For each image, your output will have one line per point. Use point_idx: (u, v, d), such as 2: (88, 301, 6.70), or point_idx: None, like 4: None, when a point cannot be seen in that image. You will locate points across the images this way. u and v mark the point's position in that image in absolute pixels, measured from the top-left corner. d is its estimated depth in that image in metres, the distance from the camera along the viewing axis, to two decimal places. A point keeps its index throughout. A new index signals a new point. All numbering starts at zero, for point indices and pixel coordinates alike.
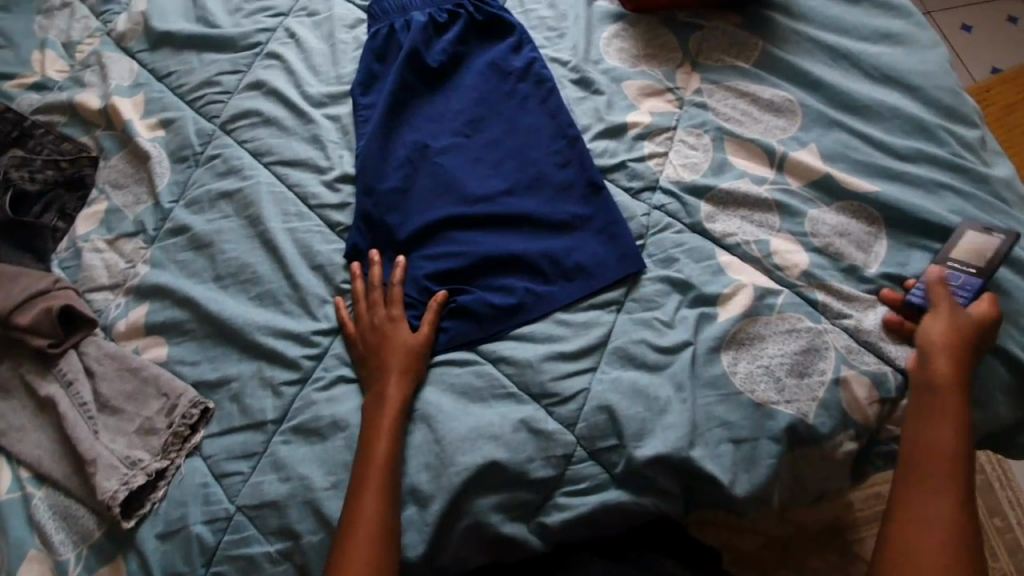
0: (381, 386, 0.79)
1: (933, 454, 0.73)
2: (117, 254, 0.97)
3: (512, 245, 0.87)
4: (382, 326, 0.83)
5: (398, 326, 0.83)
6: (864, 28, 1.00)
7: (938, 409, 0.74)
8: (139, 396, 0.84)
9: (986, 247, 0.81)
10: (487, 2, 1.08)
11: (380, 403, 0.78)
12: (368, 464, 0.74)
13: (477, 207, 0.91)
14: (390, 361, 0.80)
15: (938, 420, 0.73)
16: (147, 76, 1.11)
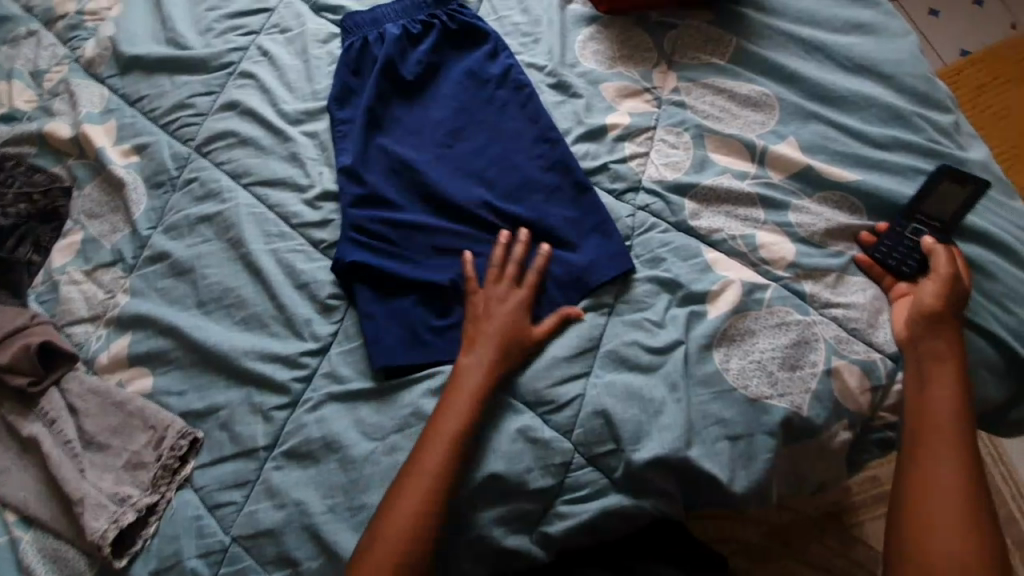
0: (475, 364, 0.77)
1: (931, 448, 0.74)
2: (96, 285, 0.95)
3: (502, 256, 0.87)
4: (489, 304, 0.81)
5: (512, 310, 0.80)
6: (834, 19, 1.01)
7: (928, 398, 0.75)
8: (125, 430, 0.82)
9: (944, 205, 0.85)
10: (460, 11, 1.07)
11: (471, 381, 0.77)
12: (433, 438, 0.73)
13: (461, 221, 0.90)
14: (493, 342, 0.78)
15: (931, 412, 0.75)
16: (118, 101, 1.09)
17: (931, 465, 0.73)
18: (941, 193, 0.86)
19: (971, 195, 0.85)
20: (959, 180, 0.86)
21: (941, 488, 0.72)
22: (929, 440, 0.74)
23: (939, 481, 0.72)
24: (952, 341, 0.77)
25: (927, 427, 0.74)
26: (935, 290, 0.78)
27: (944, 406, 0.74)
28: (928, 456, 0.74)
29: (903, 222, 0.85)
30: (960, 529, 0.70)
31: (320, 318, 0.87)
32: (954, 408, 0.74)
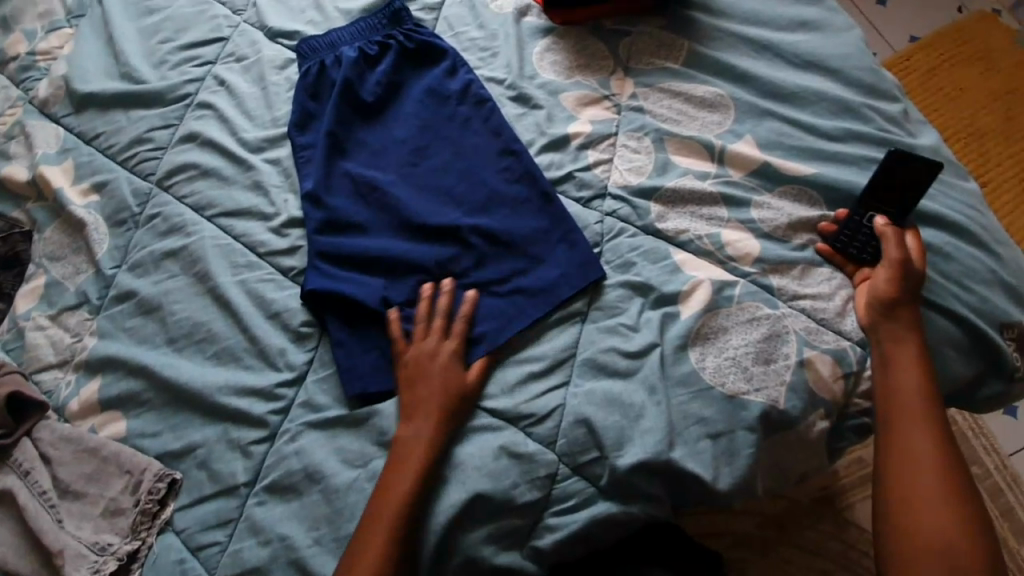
0: (417, 423, 0.76)
1: (904, 437, 0.77)
2: (61, 329, 0.93)
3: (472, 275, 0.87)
4: (420, 360, 0.80)
5: (445, 361, 0.79)
6: (781, 18, 1.04)
7: (897, 388, 0.77)
8: (100, 477, 0.80)
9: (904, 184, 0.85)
10: (416, 30, 1.08)
11: (417, 438, 0.76)
12: (393, 488, 0.73)
13: (430, 242, 0.90)
14: (430, 397, 0.77)
15: (900, 402, 0.77)
16: (75, 140, 1.07)
17: (905, 453, 0.76)
18: (902, 172, 0.85)
19: (925, 175, 0.84)
20: (908, 161, 0.85)
21: (919, 475, 0.75)
22: (900, 429, 0.77)
23: (916, 467, 0.75)
24: (912, 326, 0.79)
25: (899, 417, 0.77)
26: (888, 275, 0.81)
27: (911, 393, 0.77)
28: (902, 445, 0.77)
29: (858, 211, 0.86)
30: (942, 511, 0.73)
31: (294, 347, 0.86)
32: (921, 394, 0.77)
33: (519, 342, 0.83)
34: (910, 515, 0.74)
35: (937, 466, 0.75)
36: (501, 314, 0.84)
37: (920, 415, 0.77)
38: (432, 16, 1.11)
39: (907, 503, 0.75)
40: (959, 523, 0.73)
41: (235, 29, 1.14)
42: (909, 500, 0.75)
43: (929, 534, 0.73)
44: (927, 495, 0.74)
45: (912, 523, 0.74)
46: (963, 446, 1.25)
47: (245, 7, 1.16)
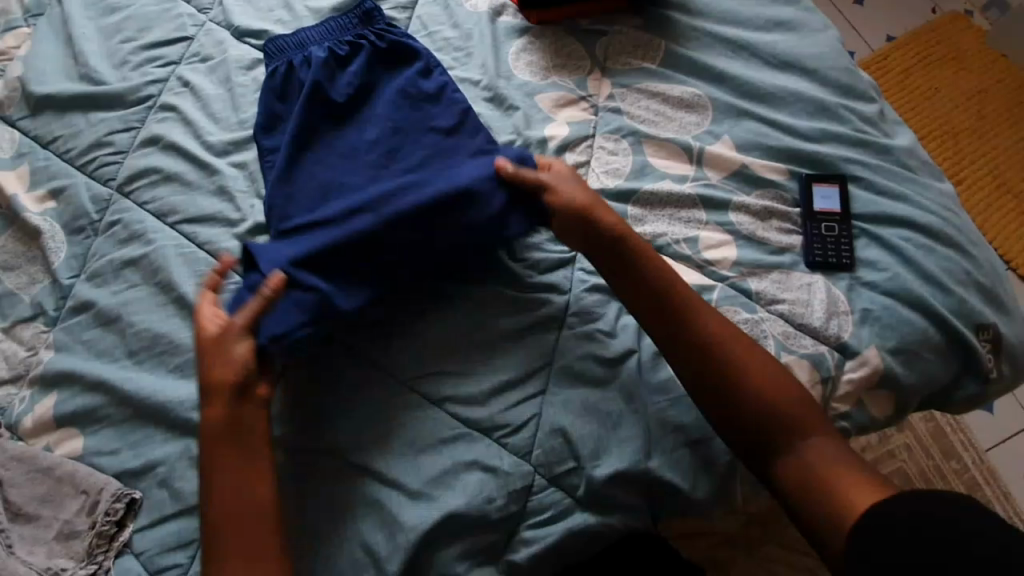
0: (228, 457, 0.68)
1: (711, 323, 0.75)
2: (16, 342, 0.88)
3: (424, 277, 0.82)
4: (212, 452, 0.68)
5: (234, 422, 0.69)
6: (758, 18, 1.04)
7: (626, 295, 0.78)
8: (55, 498, 0.76)
9: (837, 197, 0.88)
10: (388, 30, 1.03)
11: (224, 500, 0.66)
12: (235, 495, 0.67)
13: (372, 218, 0.78)
14: (228, 465, 0.68)
15: (694, 300, 0.76)
16: (29, 143, 1.03)
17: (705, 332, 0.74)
18: (841, 187, 0.89)
19: (843, 193, 0.88)
20: (825, 184, 0.89)
21: (729, 353, 0.73)
22: (701, 314, 0.75)
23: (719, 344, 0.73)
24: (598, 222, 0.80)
25: (699, 308, 0.76)
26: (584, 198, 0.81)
27: (676, 280, 0.77)
28: (702, 327, 0.74)
29: (814, 225, 0.86)
30: (762, 382, 0.72)
31: None
32: (659, 285, 0.76)
33: (490, 351, 0.80)
34: (726, 401, 0.72)
35: (750, 348, 0.74)
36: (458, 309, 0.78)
37: (652, 302, 0.76)
38: (405, 14, 1.08)
39: (725, 391, 0.72)
40: (775, 374, 0.73)
41: (200, 28, 1.10)
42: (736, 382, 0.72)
43: (757, 415, 0.71)
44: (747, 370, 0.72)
45: (733, 409, 0.72)
46: (942, 441, 1.25)
47: (211, 5, 1.12)
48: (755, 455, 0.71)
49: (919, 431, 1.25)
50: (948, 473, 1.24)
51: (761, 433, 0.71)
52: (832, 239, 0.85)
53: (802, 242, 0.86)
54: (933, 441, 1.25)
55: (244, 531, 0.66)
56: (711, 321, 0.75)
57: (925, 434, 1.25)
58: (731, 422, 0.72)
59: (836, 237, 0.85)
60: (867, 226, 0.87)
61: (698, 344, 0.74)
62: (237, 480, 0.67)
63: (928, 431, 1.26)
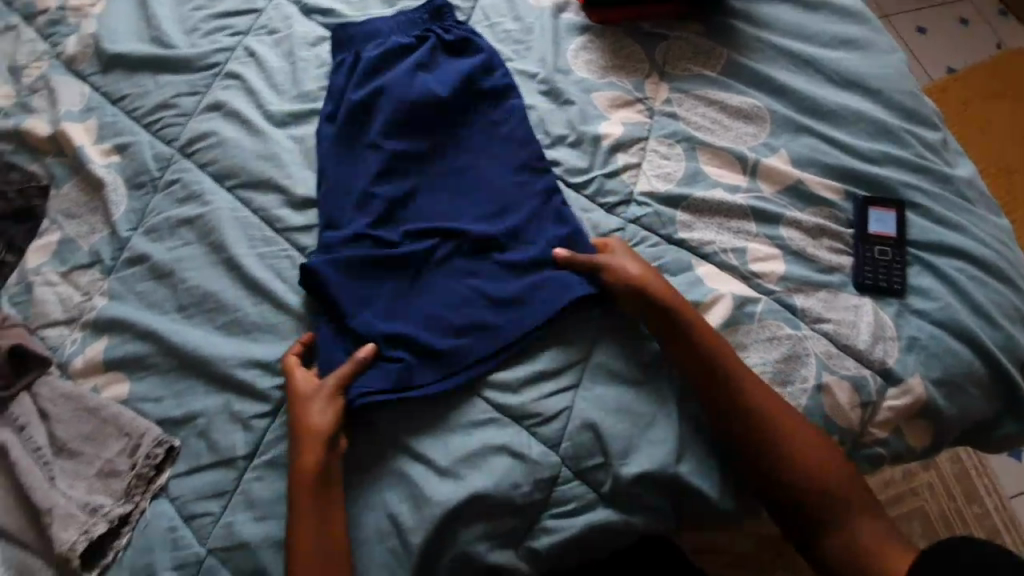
0: (304, 494, 0.70)
1: (768, 404, 0.74)
2: (72, 287, 0.92)
3: (467, 273, 0.83)
4: (295, 490, 0.71)
5: (317, 470, 0.71)
6: (823, 35, 1.03)
7: (681, 364, 0.76)
8: (99, 437, 0.79)
9: (891, 222, 0.87)
10: (455, 26, 1.05)
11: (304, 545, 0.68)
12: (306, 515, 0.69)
13: (450, 284, 0.83)
14: (308, 511, 0.70)
15: (753, 380, 0.75)
16: (100, 99, 1.06)
17: (748, 398, 0.74)
18: (896, 212, 0.88)
19: (898, 218, 0.87)
20: (880, 207, 0.88)
21: (772, 423, 0.73)
22: (759, 394, 0.74)
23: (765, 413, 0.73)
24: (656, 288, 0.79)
25: (757, 388, 0.75)
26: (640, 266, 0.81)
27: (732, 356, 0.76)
28: (761, 407, 0.74)
29: (865, 247, 0.85)
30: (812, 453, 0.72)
31: (304, 326, 0.85)
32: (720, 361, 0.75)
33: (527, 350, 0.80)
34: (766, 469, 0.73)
35: (806, 434, 0.73)
36: (498, 325, 0.79)
37: (709, 379, 0.75)
38: (468, 3, 1.10)
39: (770, 462, 0.72)
40: (828, 458, 0.73)
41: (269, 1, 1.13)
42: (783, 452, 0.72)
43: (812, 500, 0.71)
44: (789, 438, 0.73)
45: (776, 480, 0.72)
46: (965, 484, 1.22)
47: None
48: (796, 524, 0.72)
49: (943, 471, 1.23)
50: (969, 517, 1.20)
51: (814, 518, 0.71)
52: (883, 262, 0.84)
53: (852, 264, 0.85)
54: (957, 483, 1.22)
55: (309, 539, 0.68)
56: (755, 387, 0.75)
57: (949, 475, 1.22)
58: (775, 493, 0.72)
59: (887, 260, 0.84)
60: (920, 253, 0.86)
61: (755, 426, 0.73)
62: (316, 522, 0.69)
63: (952, 472, 1.23)
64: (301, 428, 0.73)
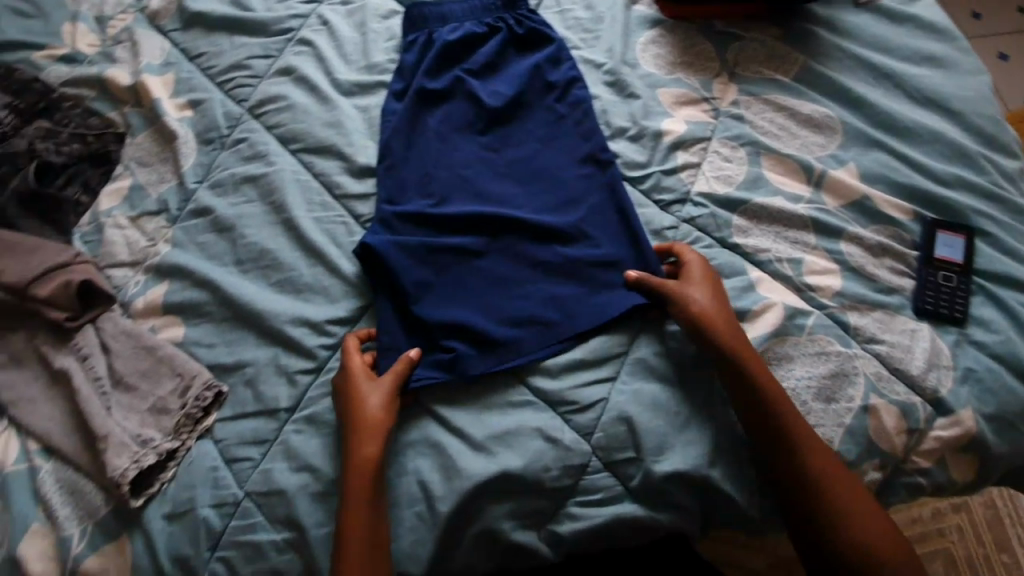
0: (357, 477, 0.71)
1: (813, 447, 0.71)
2: (139, 232, 0.96)
3: (521, 269, 0.84)
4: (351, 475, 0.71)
5: (371, 456, 0.72)
6: (905, 48, 0.99)
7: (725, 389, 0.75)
8: (153, 375, 0.83)
9: (959, 247, 0.84)
10: (528, 16, 1.05)
11: (355, 531, 0.68)
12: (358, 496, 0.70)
13: (506, 287, 0.83)
14: (360, 497, 0.70)
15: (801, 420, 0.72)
16: (178, 55, 1.11)
17: (797, 441, 0.71)
18: (965, 238, 0.84)
19: (968, 245, 0.84)
20: (949, 232, 0.85)
21: (818, 470, 0.70)
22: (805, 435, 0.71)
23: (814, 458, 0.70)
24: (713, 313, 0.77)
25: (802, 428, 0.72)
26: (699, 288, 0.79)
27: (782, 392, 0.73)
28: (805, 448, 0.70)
29: (929, 271, 0.82)
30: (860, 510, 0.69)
31: (353, 291, 0.87)
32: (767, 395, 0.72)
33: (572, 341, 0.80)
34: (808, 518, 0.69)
35: (849, 484, 0.70)
36: (551, 318, 0.81)
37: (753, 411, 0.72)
38: None
39: (811, 510, 0.69)
40: (871, 513, 0.69)
41: None
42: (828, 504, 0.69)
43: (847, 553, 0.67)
44: (836, 488, 0.69)
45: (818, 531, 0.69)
46: (996, 531, 1.17)
47: None
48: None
49: (975, 515, 1.18)
50: (996, 565, 1.15)
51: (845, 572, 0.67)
52: (946, 289, 0.81)
53: (913, 287, 0.82)
54: (988, 530, 1.17)
55: (360, 517, 0.69)
56: (805, 430, 0.72)
57: (981, 521, 1.18)
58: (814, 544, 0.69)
59: (950, 287, 0.81)
60: (986, 283, 0.82)
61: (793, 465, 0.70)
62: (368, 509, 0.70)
63: (984, 517, 1.18)
64: (359, 415, 0.74)
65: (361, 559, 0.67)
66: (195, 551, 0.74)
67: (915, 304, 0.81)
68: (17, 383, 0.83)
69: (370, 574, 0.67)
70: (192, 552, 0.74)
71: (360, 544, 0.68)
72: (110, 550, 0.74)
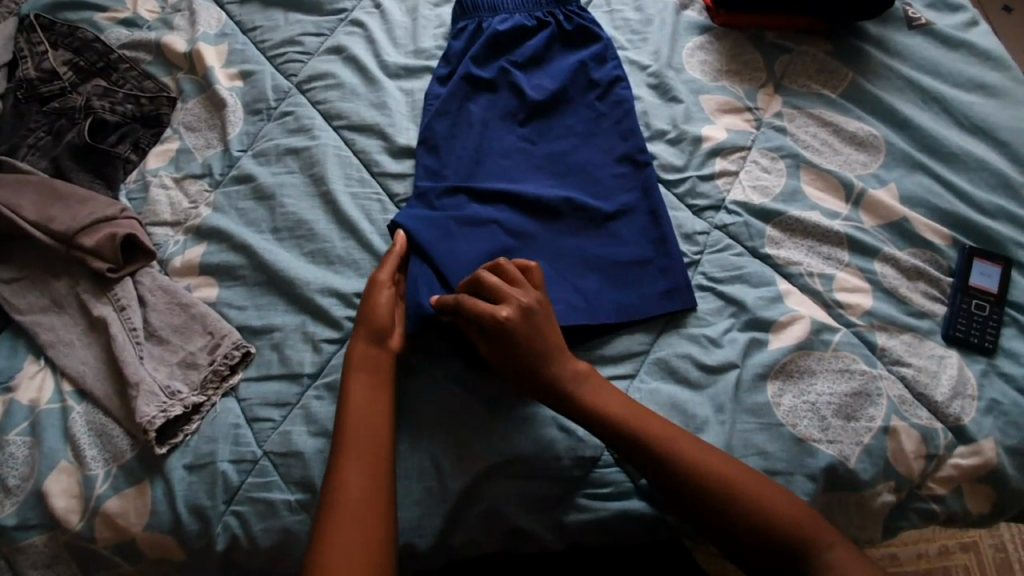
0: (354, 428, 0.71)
1: (716, 466, 0.68)
2: (182, 193, 0.99)
3: (548, 259, 0.85)
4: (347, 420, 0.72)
5: (371, 403, 0.73)
6: (959, 74, 0.97)
7: (602, 426, 0.71)
8: (185, 331, 0.86)
9: (996, 278, 0.82)
10: (578, 13, 1.06)
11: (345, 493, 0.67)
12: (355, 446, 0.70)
13: None
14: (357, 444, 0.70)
15: (685, 441, 0.69)
16: (233, 27, 1.14)
17: (668, 448, 0.69)
18: (1003, 269, 0.83)
19: (1004, 276, 0.82)
20: (987, 261, 0.83)
21: (713, 472, 0.67)
22: (700, 456, 0.68)
23: (677, 449, 0.68)
24: (556, 336, 0.74)
25: (693, 447, 0.69)
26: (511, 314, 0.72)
27: (645, 413, 0.72)
28: (706, 469, 0.67)
29: (963, 299, 0.80)
30: (765, 494, 0.66)
31: None
32: (635, 418, 0.71)
33: (587, 339, 0.80)
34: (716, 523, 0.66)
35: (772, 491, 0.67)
36: (574, 309, 0.80)
37: (632, 442, 0.69)
38: None
39: (730, 520, 0.66)
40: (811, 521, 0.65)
41: None
42: (726, 504, 0.66)
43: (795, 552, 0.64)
44: (738, 487, 0.66)
45: (738, 540, 0.66)
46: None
47: None
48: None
49: (984, 557, 1.12)
50: None
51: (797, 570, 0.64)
52: (979, 318, 0.80)
53: (946, 314, 0.80)
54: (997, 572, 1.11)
55: (356, 467, 0.68)
56: (667, 428, 0.70)
57: (991, 564, 1.12)
58: (743, 551, 0.66)
59: (984, 316, 0.80)
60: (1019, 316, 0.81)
61: (704, 485, 0.67)
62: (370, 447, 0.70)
63: (994, 561, 1.12)
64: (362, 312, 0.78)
65: (352, 501, 0.66)
66: (211, 503, 0.77)
67: (947, 330, 0.79)
68: (57, 326, 0.86)
69: (362, 518, 0.66)
70: (209, 503, 0.77)
71: (355, 479, 0.68)
72: (131, 494, 0.77)
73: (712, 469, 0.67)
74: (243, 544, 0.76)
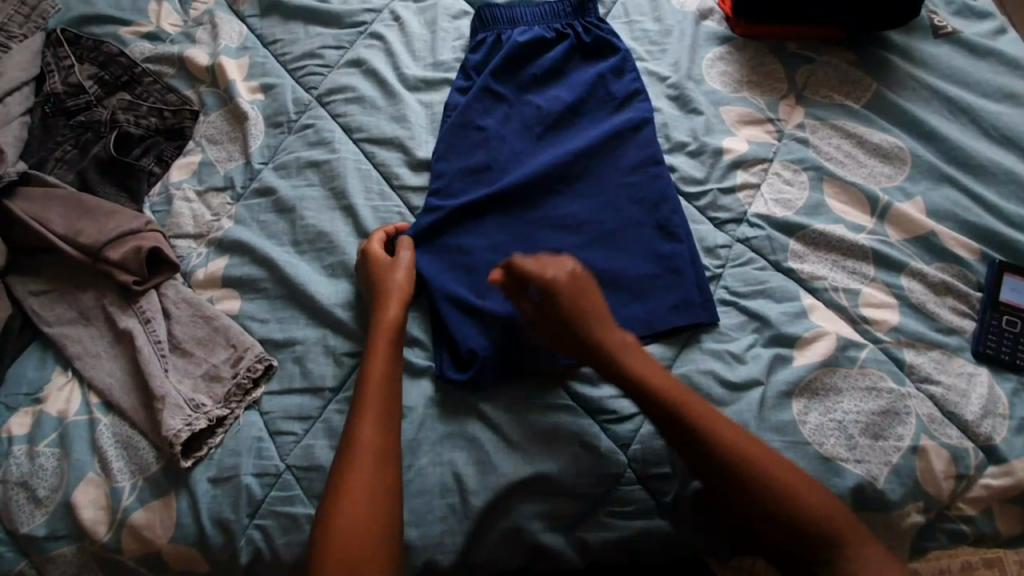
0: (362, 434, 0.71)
1: (763, 461, 0.66)
2: (204, 206, 1.00)
3: None
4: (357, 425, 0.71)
5: (382, 407, 0.73)
6: (987, 83, 0.95)
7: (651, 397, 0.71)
8: (209, 343, 0.87)
9: None
10: (597, 24, 1.05)
11: (354, 512, 0.66)
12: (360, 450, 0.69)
13: None
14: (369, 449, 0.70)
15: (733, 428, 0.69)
16: (254, 40, 1.15)
17: (713, 444, 0.67)
18: None
19: None
20: (1018, 276, 0.81)
21: (756, 480, 0.65)
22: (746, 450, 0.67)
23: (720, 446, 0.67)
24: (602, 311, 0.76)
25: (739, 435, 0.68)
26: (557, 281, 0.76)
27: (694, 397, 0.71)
28: (747, 476, 0.66)
29: (992, 315, 0.79)
30: (805, 506, 0.64)
31: None
32: (681, 395, 0.70)
33: None
34: (758, 532, 0.65)
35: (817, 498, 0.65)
36: None
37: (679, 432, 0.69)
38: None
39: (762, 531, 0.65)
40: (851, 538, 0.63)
41: None
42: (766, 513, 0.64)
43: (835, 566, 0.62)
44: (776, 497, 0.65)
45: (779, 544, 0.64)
46: None
47: None
48: None
49: None
50: None
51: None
52: (1010, 335, 0.78)
53: (976, 330, 0.79)
54: None
55: (364, 474, 0.68)
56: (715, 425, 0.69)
57: None
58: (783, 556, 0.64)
59: (1014, 333, 0.78)
60: None
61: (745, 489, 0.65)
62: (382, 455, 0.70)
63: None
64: (384, 287, 0.81)
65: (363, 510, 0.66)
66: (235, 516, 0.77)
67: (977, 347, 0.78)
68: (85, 339, 0.87)
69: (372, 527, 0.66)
70: (233, 517, 0.77)
71: (366, 487, 0.68)
72: (156, 506, 0.78)
73: (752, 477, 0.66)
74: (266, 558, 0.77)
